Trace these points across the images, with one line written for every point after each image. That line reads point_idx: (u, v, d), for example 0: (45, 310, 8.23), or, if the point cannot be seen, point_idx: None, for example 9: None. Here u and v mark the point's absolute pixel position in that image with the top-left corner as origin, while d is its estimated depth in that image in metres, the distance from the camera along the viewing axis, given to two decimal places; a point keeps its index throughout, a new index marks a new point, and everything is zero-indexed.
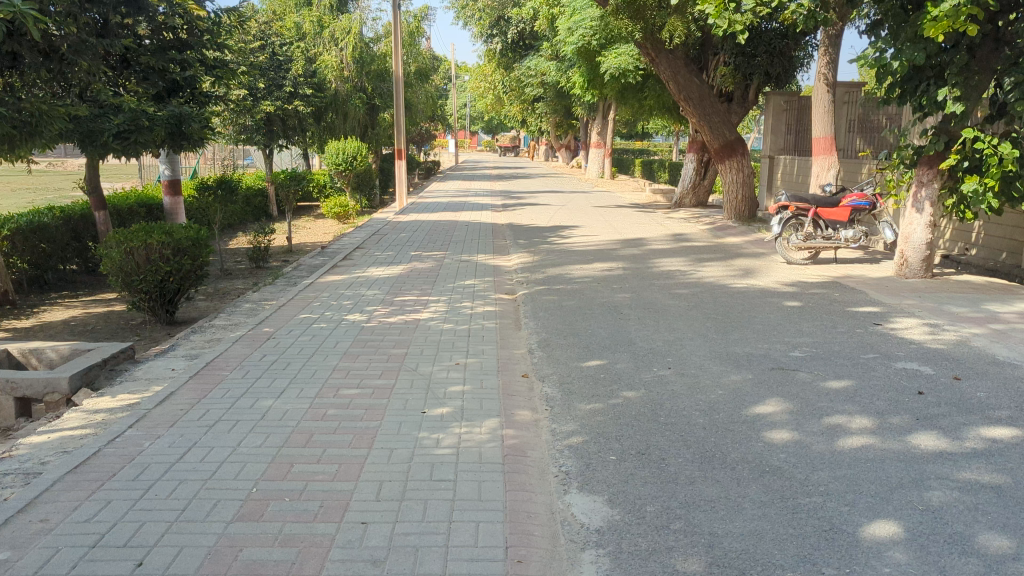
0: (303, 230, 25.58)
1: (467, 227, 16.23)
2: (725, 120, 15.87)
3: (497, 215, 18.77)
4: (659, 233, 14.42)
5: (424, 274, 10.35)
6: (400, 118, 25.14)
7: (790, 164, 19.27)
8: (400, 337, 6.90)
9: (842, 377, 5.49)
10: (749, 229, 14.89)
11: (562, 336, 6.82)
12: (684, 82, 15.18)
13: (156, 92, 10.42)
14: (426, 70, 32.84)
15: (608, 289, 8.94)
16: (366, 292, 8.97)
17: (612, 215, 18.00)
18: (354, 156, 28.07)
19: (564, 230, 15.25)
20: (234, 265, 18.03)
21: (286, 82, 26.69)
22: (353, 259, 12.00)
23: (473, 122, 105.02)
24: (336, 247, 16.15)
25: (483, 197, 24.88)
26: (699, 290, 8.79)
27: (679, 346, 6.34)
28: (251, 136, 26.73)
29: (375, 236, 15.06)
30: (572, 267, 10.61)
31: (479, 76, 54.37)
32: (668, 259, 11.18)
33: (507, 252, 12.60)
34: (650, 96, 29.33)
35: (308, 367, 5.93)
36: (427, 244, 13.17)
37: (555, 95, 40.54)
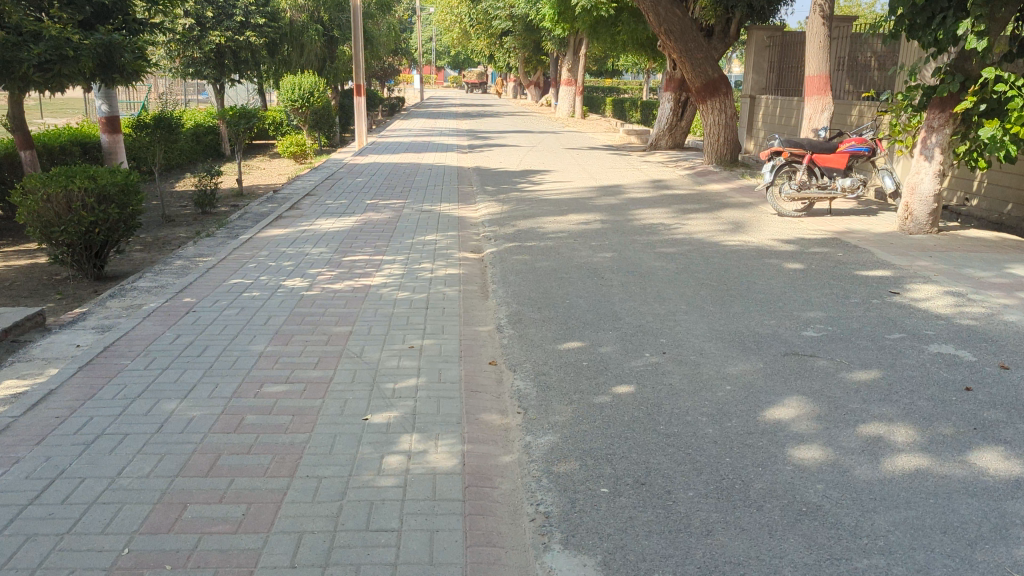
0: (257, 171, 24.17)
1: (430, 171, 15.10)
2: (708, 56, 14.73)
3: (463, 158, 17.62)
4: (637, 179, 13.43)
5: (380, 227, 9.28)
6: (360, 52, 23.60)
7: (771, 104, 18.24)
8: (345, 310, 5.86)
9: (870, 365, 4.58)
10: (732, 175, 13.94)
11: (535, 308, 5.83)
12: (666, 14, 14.02)
13: (86, 18, 9.21)
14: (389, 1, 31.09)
15: (586, 248, 7.97)
16: (312, 250, 7.90)
17: (585, 159, 16.94)
18: (311, 93, 26.49)
19: (535, 175, 14.19)
20: (179, 211, 16.75)
21: (236, 11, 25.04)
22: (303, 207, 10.87)
23: (439, 58, 102.15)
24: (289, 192, 14.97)
25: (448, 137, 23.63)
26: (688, 249, 7.85)
27: (672, 323, 5.40)
28: (199, 70, 25.28)
29: (331, 181, 13.91)
30: (545, 220, 9.62)
31: (445, 9, 52.25)
32: (649, 210, 10.22)
33: (473, 200, 11.55)
34: (624, 32, 27.99)
35: (230, 351, 4.91)
36: (387, 191, 12.06)
37: (524, 29, 38.89)
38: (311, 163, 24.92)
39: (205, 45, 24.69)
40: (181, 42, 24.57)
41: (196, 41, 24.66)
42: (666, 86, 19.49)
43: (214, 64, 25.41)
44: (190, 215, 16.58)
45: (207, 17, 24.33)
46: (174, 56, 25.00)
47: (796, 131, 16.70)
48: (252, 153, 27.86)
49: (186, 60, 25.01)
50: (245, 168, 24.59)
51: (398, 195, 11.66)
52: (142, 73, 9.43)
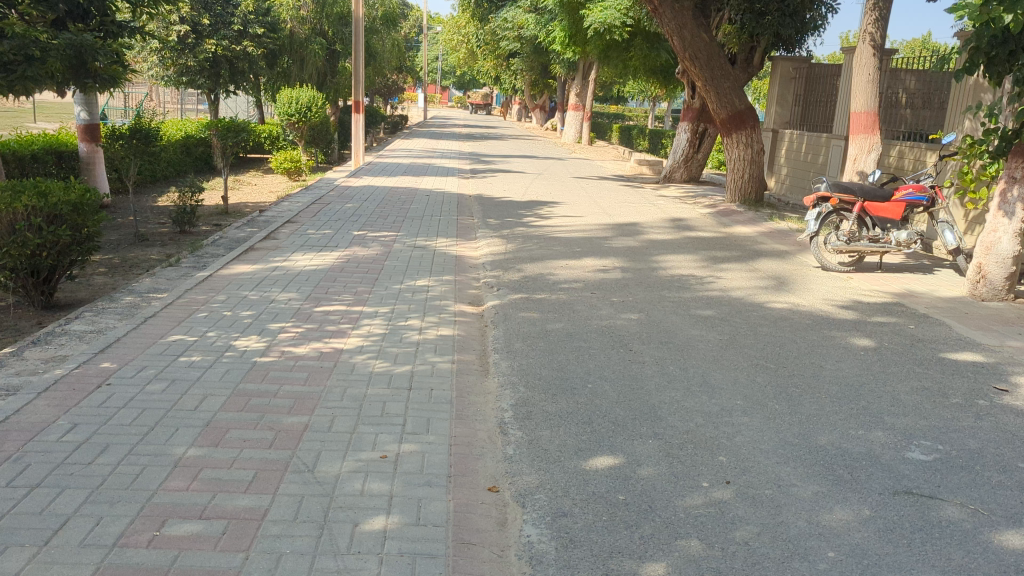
0: (247, 187, 22.97)
1: (427, 197, 13.87)
2: (736, 86, 13.56)
3: (464, 183, 16.42)
4: (654, 217, 12.22)
5: (366, 265, 8.03)
6: (361, 66, 22.39)
7: (796, 139, 17.12)
8: (304, 389, 4.55)
9: (1020, 519, 3.27)
10: (757, 216, 12.73)
11: (549, 395, 4.54)
12: (691, 38, 12.89)
13: (59, 17, 7.94)
14: (395, 15, 30.02)
15: (605, 304, 6.71)
16: (280, 295, 6.62)
17: (595, 190, 15.74)
18: (308, 108, 25.27)
19: (542, 207, 12.99)
20: (155, 231, 15.50)
21: (234, 19, 23.93)
22: (281, 235, 9.62)
23: (444, 78, 101.66)
24: (274, 214, 13.77)
25: (449, 160, 22.48)
26: (729, 311, 6.59)
27: (731, 428, 4.10)
28: (193, 79, 24.09)
29: (319, 204, 12.69)
30: (556, 264, 8.36)
31: (453, 28, 51.52)
32: (674, 257, 8.97)
33: (473, 234, 10.30)
34: (636, 57, 26.91)
35: (135, 457, 3.59)
36: (378, 220, 10.82)
37: (532, 51, 37.95)
38: (305, 181, 23.77)
39: (199, 52, 23.44)
40: (175, 48, 23.37)
41: (190, 48, 23.51)
42: (684, 115, 18.37)
43: (208, 73, 24.25)
44: (167, 234, 15.37)
45: (204, 24, 23.19)
46: (166, 62, 23.78)
47: (824, 169, 15.52)
48: (244, 167, 26.71)
49: (179, 68, 23.88)
50: (235, 183, 23.42)
51: (390, 226, 10.43)
52: (121, 81, 8.15)
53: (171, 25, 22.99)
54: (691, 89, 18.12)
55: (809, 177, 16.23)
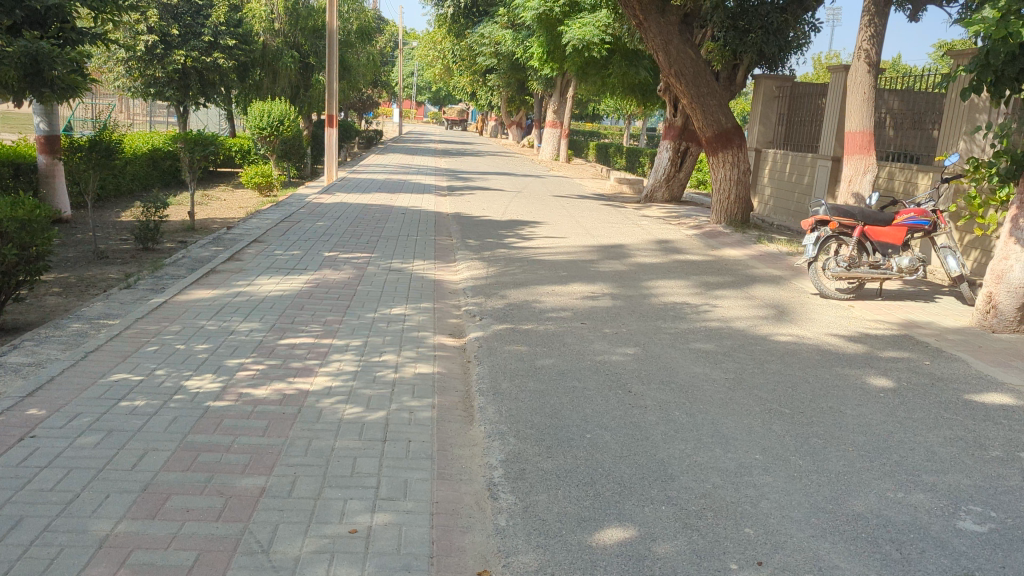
0: (216, 202, 22.27)
1: (403, 215, 13.31)
2: (722, 103, 13.15)
3: (441, 201, 15.88)
4: (640, 238, 11.77)
5: (337, 290, 7.45)
6: (335, 80, 21.83)
7: (780, 159, 16.81)
8: (263, 441, 3.96)
9: None
10: (745, 238, 12.33)
11: (543, 448, 4.00)
12: (677, 53, 12.49)
13: (14, 23, 7.33)
14: (370, 29, 29.52)
15: (597, 337, 6.19)
16: (241, 325, 6.03)
17: (575, 209, 15.29)
18: (281, 121, 24.66)
19: (523, 227, 12.49)
20: (115, 248, 14.77)
21: (204, 30, 23.21)
22: (246, 255, 9.02)
23: (419, 94, 101.33)
24: (241, 232, 13.15)
25: (426, 176, 21.95)
26: (731, 345, 6.10)
27: (754, 491, 3.58)
28: (161, 91, 23.77)
29: (289, 222, 12.10)
30: (542, 290, 7.84)
31: (429, 44, 51.17)
32: (665, 283, 8.49)
33: (452, 256, 9.76)
34: (615, 75, 26.60)
35: (51, 536, 2.97)
36: (352, 240, 10.26)
37: (509, 67, 37.62)
38: (276, 196, 23.10)
39: (168, 63, 23.08)
40: (143, 59, 23.06)
41: (158, 59, 23.12)
42: (666, 134, 18.03)
43: (176, 85, 23.85)
44: (128, 251, 14.68)
45: (173, 35, 22.83)
46: (133, 73, 23.47)
47: (810, 190, 15.19)
48: (214, 181, 26.00)
49: (146, 79, 23.48)
50: (203, 198, 22.73)
51: (363, 246, 9.87)
52: (81, 90, 7.47)
53: (140, 35, 22.61)
54: (674, 107, 17.79)
55: (794, 197, 15.89)
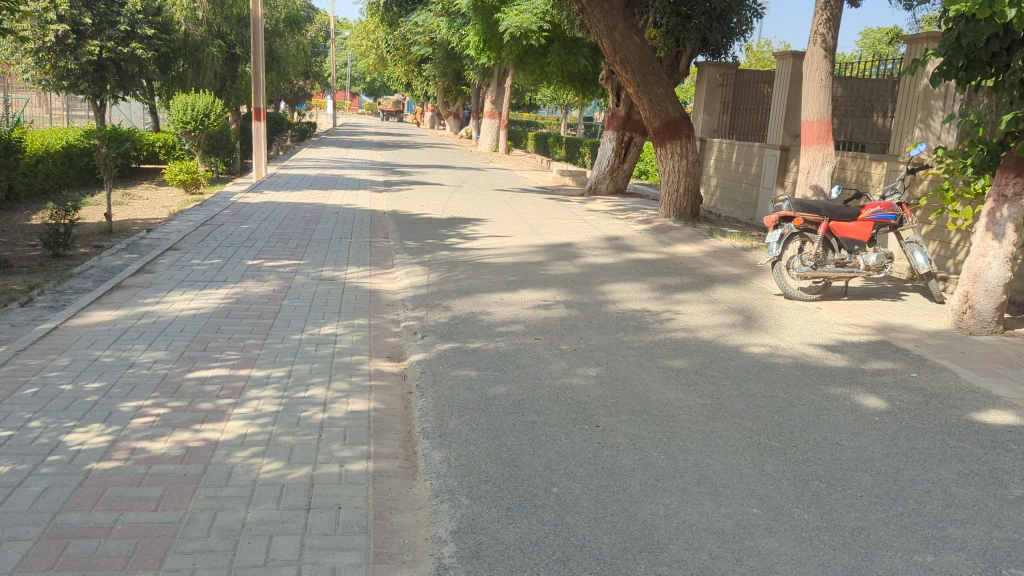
0: (137, 202, 20.92)
1: (337, 215, 12.46)
2: (670, 92, 12.58)
3: (377, 198, 15.05)
4: (588, 235, 11.17)
5: (259, 306, 6.63)
6: (262, 71, 20.66)
7: (725, 148, 16.41)
8: (154, 519, 3.18)
9: None
10: (697, 233, 11.85)
11: (502, 512, 3.32)
12: (623, 40, 11.91)
13: None
14: (300, 18, 28.32)
15: (554, 356, 5.54)
16: (143, 355, 5.18)
17: (519, 204, 14.63)
18: (206, 115, 23.29)
19: (465, 225, 11.77)
20: (20, 257, 13.55)
21: (120, 19, 21.76)
22: (158, 266, 8.10)
23: (353, 85, 99.39)
24: (159, 236, 12.13)
25: (361, 170, 21.03)
26: (702, 361, 5.51)
27: (760, 562, 2.97)
28: (75, 84, 22.12)
29: (211, 225, 11.15)
30: (490, 299, 7.16)
31: (362, 34, 49.91)
32: (622, 287, 7.88)
33: (390, 260, 9.00)
34: (554, 63, 25.98)
35: None
36: (279, 245, 9.41)
37: (444, 57, 36.76)
38: (202, 194, 21.87)
39: (82, 54, 21.45)
40: (54, 50, 21.26)
41: (71, 50, 21.42)
42: (609, 123, 17.49)
43: (91, 77, 22.26)
44: (35, 258, 13.49)
45: (87, 24, 21.19)
46: (43, 65, 21.62)
47: (757, 180, 14.79)
48: (135, 179, 24.56)
49: (58, 71, 21.74)
50: (124, 197, 21.39)
51: (292, 252, 9.03)
52: None
53: (49, 23, 20.93)
54: (617, 96, 17.24)
55: (740, 188, 15.47)
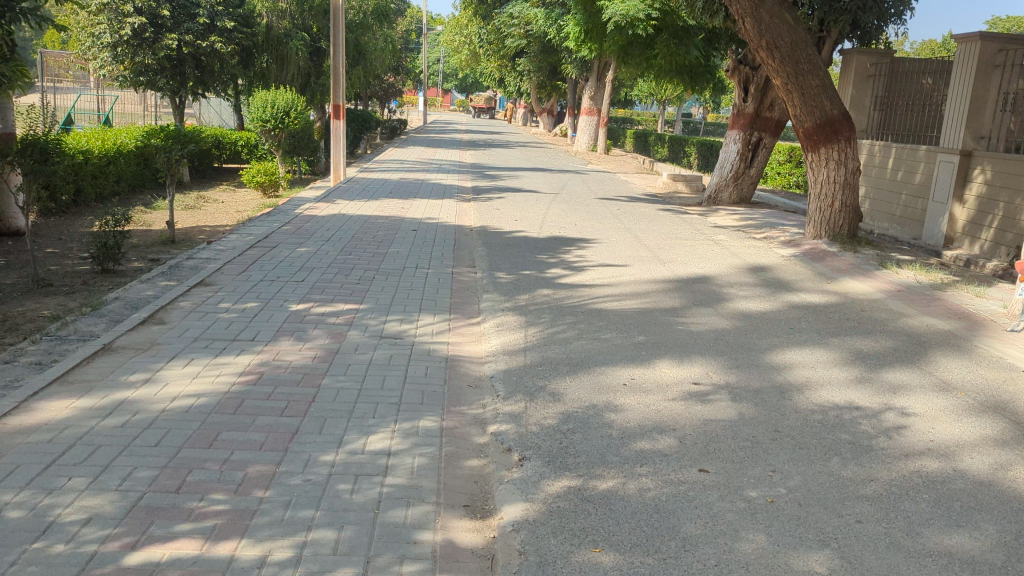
0: (211, 206, 19.66)
1: (414, 232, 10.52)
2: (828, 85, 10.06)
3: (462, 208, 13.11)
4: (724, 266, 8.85)
5: (289, 390, 4.62)
6: (342, 63, 18.95)
7: (878, 151, 13.75)
8: None
9: None
10: (862, 261, 9.37)
11: None
12: (769, 20, 9.60)
13: None
14: (389, 10, 26.76)
15: (740, 519, 3.30)
16: (74, 507, 3.20)
17: (628, 218, 12.39)
18: (287, 113, 21.61)
19: (567, 248, 9.62)
20: (68, 273, 12.17)
21: (200, 10, 20.33)
22: (176, 309, 6.27)
23: (446, 81, 98.71)
24: (211, 254, 10.48)
25: (447, 174, 19.16)
26: (1005, 542, 3.17)
27: None
28: (153, 79, 20.64)
29: (265, 245, 9.38)
30: (614, 380, 4.99)
31: (455, 29, 48.41)
32: (799, 355, 5.57)
33: (476, 303, 6.95)
34: (662, 56, 23.64)
35: None
36: (336, 279, 7.49)
37: (540, 51, 34.71)
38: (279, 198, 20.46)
39: (160, 49, 20.06)
40: (131, 43, 19.87)
41: (148, 43, 20.00)
42: (734, 122, 15.20)
43: (170, 73, 20.80)
44: (83, 275, 12.08)
45: (165, 16, 19.78)
46: (121, 61, 20.22)
47: (924, 192, 12.11)
48: (213, 181, 23.43)
49: (135, 67, 20.31)
50: (198, 200, 20.15)
51: (349, 291, 7.08)
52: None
53: (126, 16, 19.65)
54: (744, 92, 14.86)
55: (899, 200, 12.82)
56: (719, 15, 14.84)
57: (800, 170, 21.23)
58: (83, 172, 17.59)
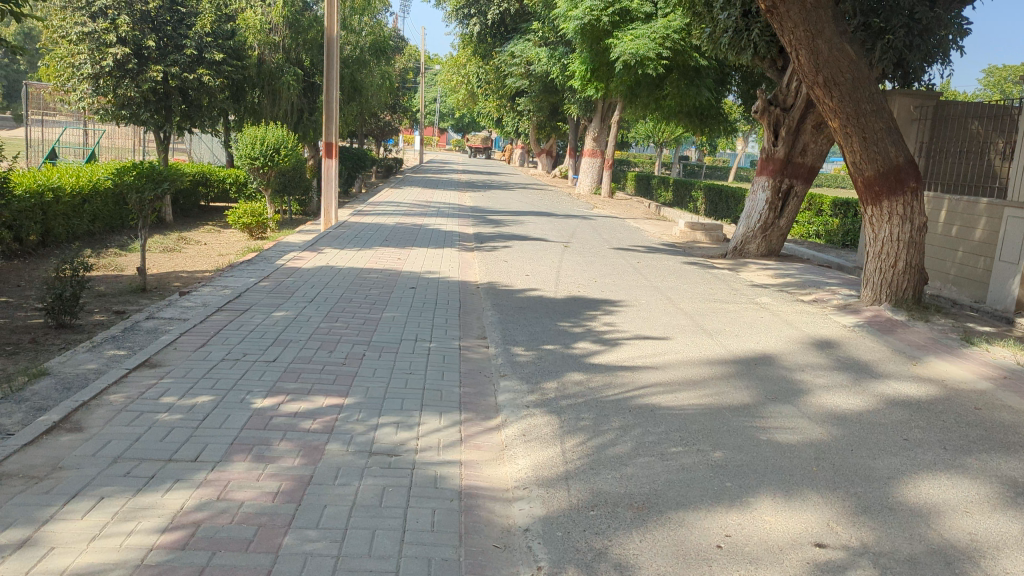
0: (192, 248, 18.24)
1: (412, 290, 9.05)
2: (893, 128, 8.72)
3: (466, 259, 11.70)
4: (782, 340, 7.42)
5: (231, 562, 3.10)
6: (336, 98, 17.66)
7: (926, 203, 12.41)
8: None
9: None
10: (940, 335, 7.95)
11: None
12: (827, 53, 8.29)
13: None
14: (387, 46, 25.62)
15: None
16: None
17: (652, 274, 10.98)
18: (277, 150, 20.24)
19: (592, 313, 8.18)
20: (16, 328, 10.66)
21: (188, 42, 18.77)
22: (102, 404, 4.77)
23: (441, 120, 98.13)
24: (176, 312, 9.00)
25: (446, 218, 17.80)
26: None
27: None
28: (135, 112, 18.84)
29: (236, 305, 7.91)
30: (703, 537, 3.50)
31: (452, 69, 47.59)
32: (939, 490, 4.09)
33: (493, 393, 5.47)
34: (672, 97, 22.56)
35: None
36: (317, 358, 6.01)
37: (541, 91, 33.69)
38: (266, 240, 19.07)
39: (144, 81, 18.33)
40: (113, 75, 18.17)
41: (131, 75, 18.32)
42: (763, 168, 13.92)
43: (155, 107, 19.09)
44: (32, 331, 10.56)
45: (151, 47, 18.11)
46: (103, 93, 18.44)
47: (987, 249, 10.76)
48: (196, 221, 22.02)
49: (118, 99, 18.53)
50: (178, 241, 18.71)
51: (333, 377, 5.59)
52: None
53: (108, 46, 17.89)
54: (773, 136, 13.58)
55: (955, 257, 11.46)
56: (748, 52, 13.60)
57: (820, 219, 19.97)
58: (52, 212, 16.17)
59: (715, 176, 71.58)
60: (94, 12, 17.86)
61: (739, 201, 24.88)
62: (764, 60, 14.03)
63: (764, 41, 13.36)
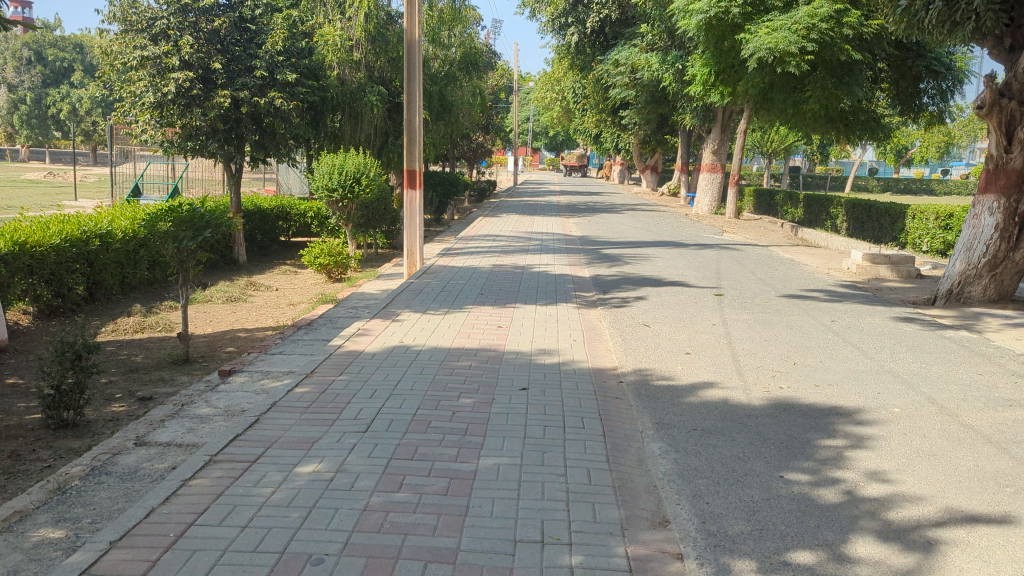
0: (261, 296, 15.72)
1: (522, 391, 5.88)
2: None
3: (593, 325, 8.43)
4: None
5: None
6: (420, 117, 14.78)
7: None
8: None
9: None
10: None
11: None
12: None
13: None
14: (478, 59, 22.84)
15: None
16: None
17: (869, 347, 7.48)
18: (357, 179, 17.54)
19: (835, 449, 4.81)
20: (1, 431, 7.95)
21: (258, 62, 15.55)
22: None
23: (534, 138, 95.72)
24: (180, 431, 6.05)
25: (554, 255, 14.65)
26: None
27: None
28: (203, 144, 15.77)
29: (249, 442, 4.91)
30: None
31: (546, 84, 44.83)
32: None
33: None
34: (813, 100, 18.87)
35: None
36: None
37: (650, 102, 30.34)
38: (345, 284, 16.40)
39: (211, 109, 15.20)
40: (177, 105, 15.09)
41: (198, 103, 15.23)
42: (988, 184, 10.26)
43: (225, 137, 15.92)
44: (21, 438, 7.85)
45: (219, 69, 15.00)
46: (169, 124, 15.46)
47: None
48: (272, 261, 19.61)
49: (185, 129, 15.52)
50: (246, 288, 16.19)
51: None
52: None
53: (171, 71, 14.93)
54: (1006, 139, 9.88)
55: None
56: (966, 28, 9.93)
57: None
58: (102, 263, 13.94)
59: (831, 186, 66.01)
60: (155, 34, 14.95)
61: (895, 219, 20.81)
62: (983, 37, 10.33)
63: (991, 9, 9.72)
